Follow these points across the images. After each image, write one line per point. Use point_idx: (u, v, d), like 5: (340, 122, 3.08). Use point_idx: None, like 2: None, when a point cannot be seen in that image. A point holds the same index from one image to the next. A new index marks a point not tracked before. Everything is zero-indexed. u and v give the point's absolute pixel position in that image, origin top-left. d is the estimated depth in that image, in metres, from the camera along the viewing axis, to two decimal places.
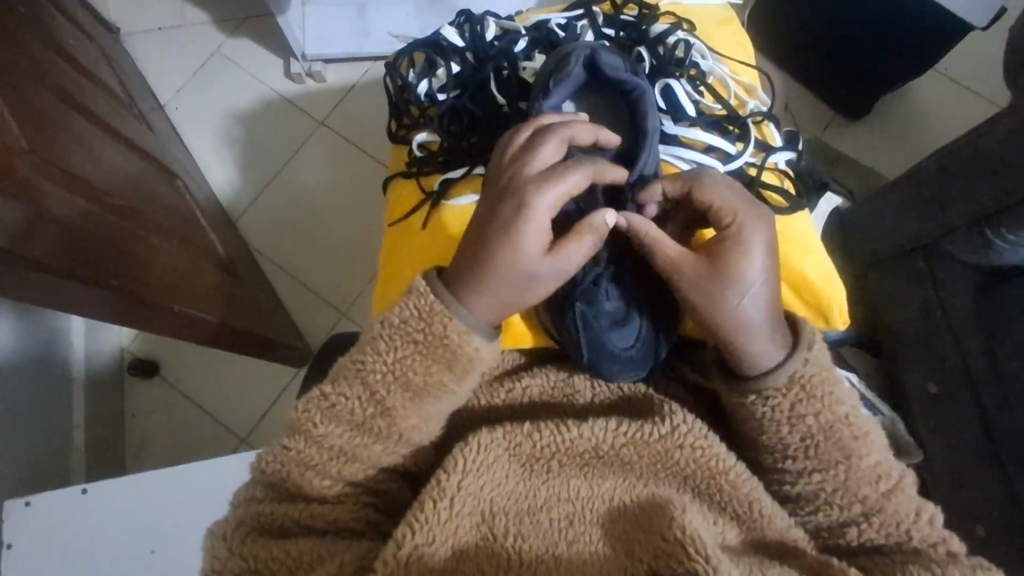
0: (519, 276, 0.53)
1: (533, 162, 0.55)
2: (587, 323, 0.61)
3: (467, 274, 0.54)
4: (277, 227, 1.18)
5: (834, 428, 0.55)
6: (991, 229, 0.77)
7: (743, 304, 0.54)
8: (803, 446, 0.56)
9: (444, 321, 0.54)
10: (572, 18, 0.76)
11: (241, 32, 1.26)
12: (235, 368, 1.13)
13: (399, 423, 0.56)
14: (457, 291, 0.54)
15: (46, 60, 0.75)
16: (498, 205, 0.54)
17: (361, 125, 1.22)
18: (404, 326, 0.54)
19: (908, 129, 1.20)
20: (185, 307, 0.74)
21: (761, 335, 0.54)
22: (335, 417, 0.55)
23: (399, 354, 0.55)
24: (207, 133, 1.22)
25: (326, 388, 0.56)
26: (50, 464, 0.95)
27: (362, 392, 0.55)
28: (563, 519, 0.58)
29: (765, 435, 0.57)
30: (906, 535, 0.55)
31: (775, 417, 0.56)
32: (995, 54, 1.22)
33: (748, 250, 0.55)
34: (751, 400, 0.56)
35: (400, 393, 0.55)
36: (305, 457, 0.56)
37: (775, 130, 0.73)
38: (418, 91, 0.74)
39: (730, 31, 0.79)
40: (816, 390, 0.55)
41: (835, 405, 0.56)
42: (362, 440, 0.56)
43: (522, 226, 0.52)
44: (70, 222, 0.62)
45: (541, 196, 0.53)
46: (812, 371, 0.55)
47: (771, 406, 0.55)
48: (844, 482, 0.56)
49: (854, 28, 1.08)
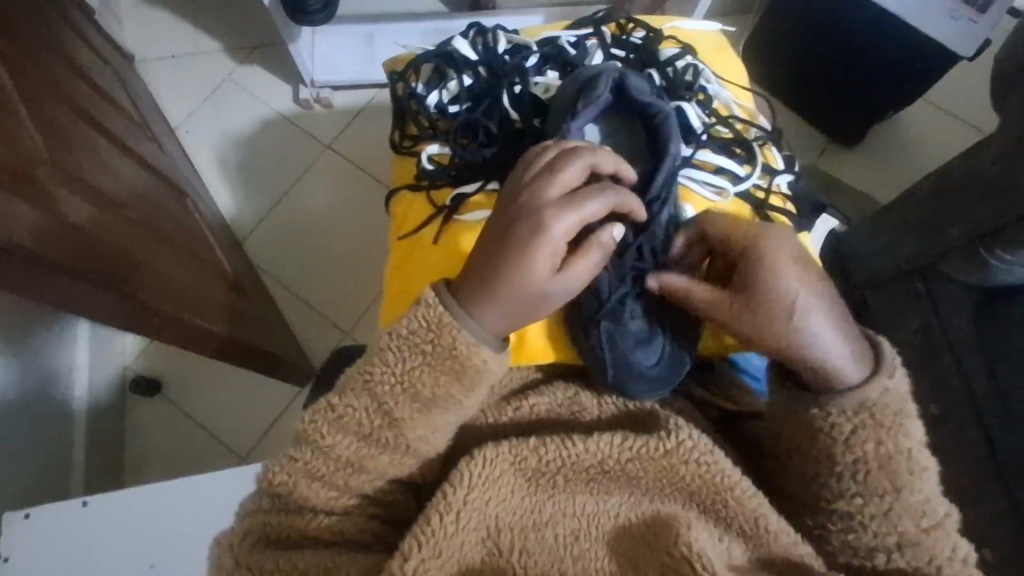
0: (534, 295, 0.54)
1: (552, 185, 0.56)
2: (614, 343, 0.61)
3: (478, 287, 0.55)
4: (282, 247, 1.20)
5: (893, 458, 0.54)
6: (986, 249, 0.80)
7: (785, 322, 0.55)
8: (835, 426, 0.55)
9: (452, 333, 0.54)
10: (581, 37, 0.78)
11: (253, 60, 1.30)
12: (235, 386, 1.13)
13: (406, 433, 0.56)
14: (466, 303, 0.55)
15: (65, 77, 0.77)
16: (512, 224, 0.55)
17: (367, 149, 1.25)
18: (412, 338, 0.55)
19: (899, 155, 1.24)
20: (193, 319, 0.74)
21: (833, 348, 0.54)
22: (343, 428, 0.56)
23: (409, 366, 0.55)
24: (217, 155, 1.24)
25: (333, 399, 0.56)
26: (49, 481, 0.93)
27: (370, 403, 0.55)
28: (568, 535, 0.57)
29: (820, 450, 0.56)
30: (896, 532, 0.54)
31: (833, 436, 0.55)
32: (979, 84, 1.27)
33: (777, 264, 0.55)
34: (813, 415, 0.56)
35: (408, 405, 0.55)
36: (311, 467, 0.56)
37: (777, 153, 0.76)
38: (428, 102, 0.75)
39: (726, 58, 0.82)
40: (886, 419, 0.54)
41: (901, 438, 0.54)
42: (369, 451, 0.56)
43: (537, 246, 0.54)
44: (87, 232, 0.63)
45: (557, 219, 0.54)
46: (886, 400, 0.54)
47: (833, 426, 0.55)
48: (837, 461, 0.55)
49: (846, 59, 1.12)
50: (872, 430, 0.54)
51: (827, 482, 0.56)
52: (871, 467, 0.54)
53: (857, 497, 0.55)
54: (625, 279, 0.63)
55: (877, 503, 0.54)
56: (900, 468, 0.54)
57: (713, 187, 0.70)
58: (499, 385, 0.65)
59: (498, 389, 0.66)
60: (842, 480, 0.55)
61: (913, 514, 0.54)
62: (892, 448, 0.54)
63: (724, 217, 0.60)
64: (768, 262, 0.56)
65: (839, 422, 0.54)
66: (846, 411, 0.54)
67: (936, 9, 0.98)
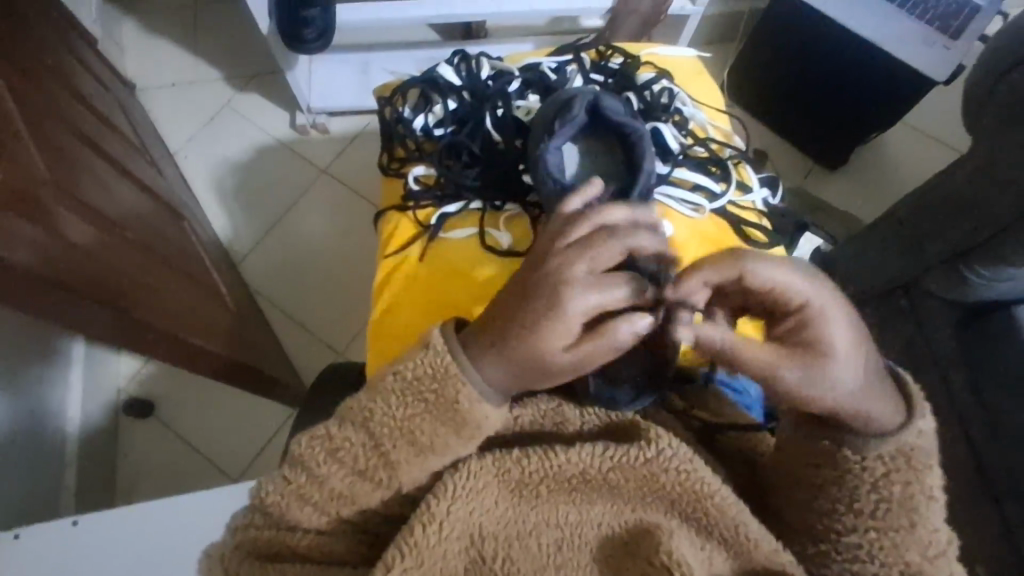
0: (542, 367, 0.50)
1: (580, 258, 0.49)
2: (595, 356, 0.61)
3: (493, 349, 0.51)
4: (276, 269, 1.22)
5: (915, 499, 0.52)
6: (964, 266, 0.83)
7: (840, 382, 0.49)
8: (868, 467, 0.52)
9: (456, 386, 0.52)
10: (561, 63, 0.81)
11: (251, 88, 1.34)
12: (228, 407, 1.13)
13: (400, 475, 0.55)
14: (475, 359, 0.52)
15: (68, 103, 0.80)
16: (529, 295, 0.50)
17: (361, 173, 1.28)
18: (417, 384, 0.53)
19: (880, 176, 1.27)
20: (188, 337, 0.75)
21: (875, 401, 0.51)
22: (337, 460, 0.55)
23: (407, 412, 0.54)
24: (214, 180, 1.27)
25: (333, 428, 0.55)
26: (41, 504, 0.93)
27: (365, 439, 0.55)
28: (552, 544, 0.57)
29: (840, 489, 0.54)
30: (901, 562, 0.53)
31: (863, 475, 0.53)
32: (954, 107, 1.32)
33: (831, 320, 0.49)
34: (848, 455, 0.53)
35: (404, 448, 0.54)
36: (303, 491, 0.56)
37: (751, 172, 0.78)
38: (414, 126, 0.78)
39: (704, 81, 0.84)
40: (919, 463, 0.52)
41: (927, 480, 0.53)
42: (362, 485, 0.55)
43: (553, 323, 0.48)
44: (86, 251, 0.64)
45: (578, 296, 0.48)
46: (920, 443, 0.52)
47: (866, 468, 0.52)
48: (859, 498, 0.53)
49: (825, 85, 1.16)
50: (901, 472, 0.52)
51: (840, 516, 0.54)
52: (893, 505, 0.52)
53: (869, 530, 0.53)
54: None
55: (889, 537, 0.53)
56: (919, 505, 0.52)
57: (689, 204, 0.72)
58: None
59: None
60: (856, 515, 0.53)
61: (921, 544, 0.53)
62: (915, 488, 0.52)
63: (756, 260, 0.49)
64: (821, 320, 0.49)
65: (873, 465, 0.52)
66: (883, 456, 0.52)
67: (911, 34, 1.03)
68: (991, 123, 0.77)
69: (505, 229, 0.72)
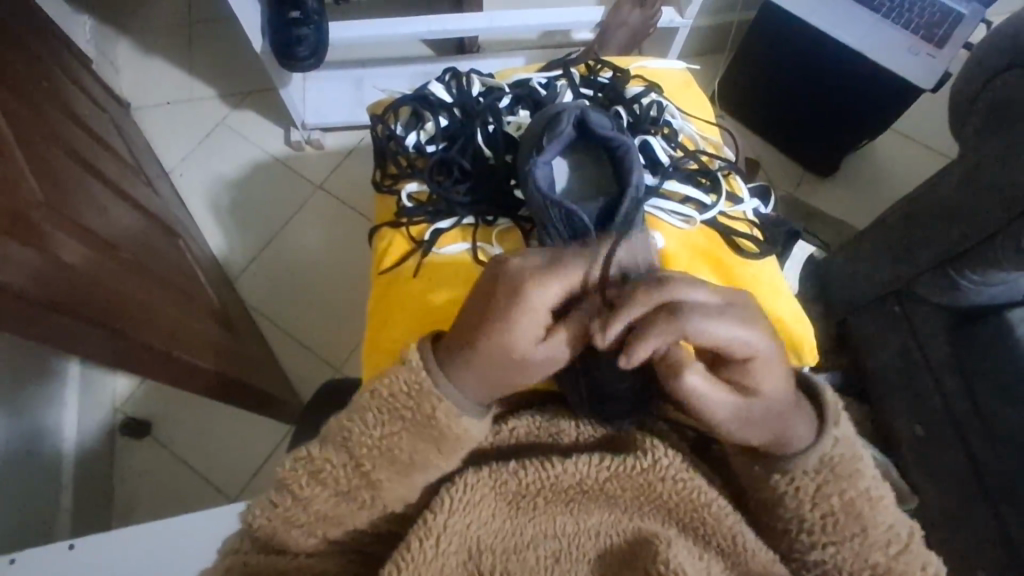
0: (505, 360, 0.51)
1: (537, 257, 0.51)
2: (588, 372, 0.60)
3: (457, 354, 0.52)
4: (270, 286, 1.22)
5: (857, 504, 0.52)
6: (954, 270, 0.83)
7: (770, 421, 0.51)
8: (799, 486, 0.53)
9: (432, 402, 0.53)
10: (551, 78, 0.82)
11: (245, 105, 1.35)
12: (223, 425, 1.13)
13: (384, 495, 0.55)
14: (448, 371, 0.53)
15: (62, 124, 0.80)
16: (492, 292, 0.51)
17: (356, 187, 1.28)
18: (393, 401, 0.53)
19: (871, 183, 1.28)
20: (182, 355, 0.75)
21: (797, 429, 0.52)
22: (320, 482, 0.54)
23: (386, 431, 0.53)
24: (209, 198, 1.27)
25: (313, 450, 0.55)
26: (36, 525, 0.92)
27: (347, 460, 0.54)
28: (549, 556, 0.57)
29: (785, 510, 0.54)
30: (869, 567, 0.53)
31: (798, 496, 0.53)
32: (942, 114, 1.33)
33: (770, 369, 0.49)
34: (776, 480, 0.54)
35: (385, 466, 0.54)
36: (292, 515, 0.55)
37: (741, 183, 0.79)
38: (406, 143, 0.79)
39: (690, 93, 0.85)
40: (842, 471, 0.53)
41: (860, 480, 0.53)
42: (347, 507, 0.55)
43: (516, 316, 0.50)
44: (80, 271, 0.65)
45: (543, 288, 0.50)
46: (841, 452, 0.53)
47: (796, 487, 0.53)
48: (805, 515, 0.54)
49: (813, 95, 1.18)
50: (834, 484, 0.52)
51: (799, 534, 0.54)
52: (838, 518, 0.53)
53: (829, 544, 0.53)
54: None
55: (847, 546, 0.53)
56: (868, 509, 0.52)
57: (680, 216, 0.73)
58: None
59: None
60: (813, 533, 0.54)
61: (880, 547, 0.52)
62: (852, 494, 0.53)
63: (698, 317, 0.45)
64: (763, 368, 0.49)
65: (804, 484, 0.53)
66: (828, 469, 0.53)
67: (898, 43, 1.05)
68: (976, 131, 0.78)
69: (497, 242, 0.72)
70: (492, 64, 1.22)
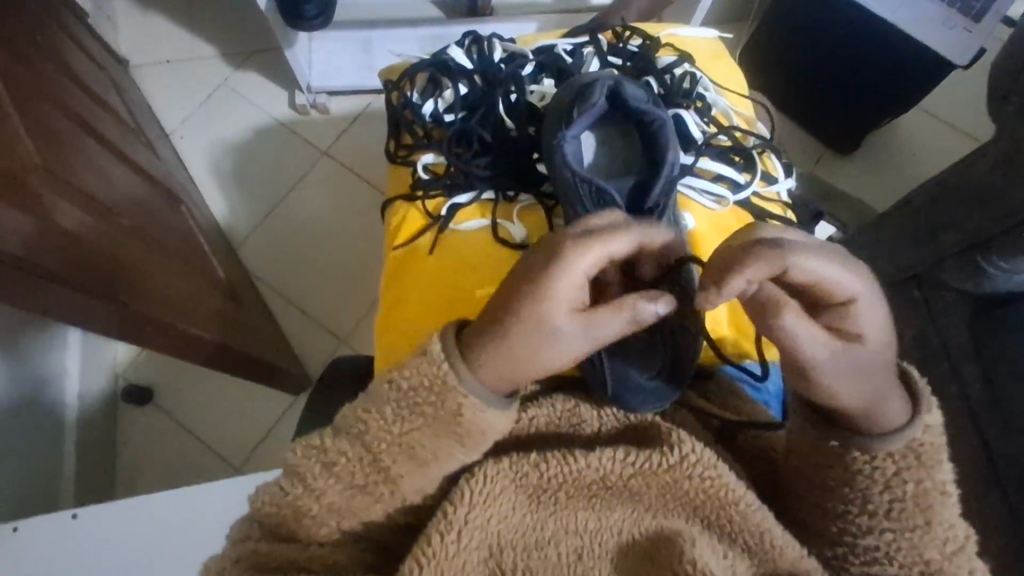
0: (544, 340, 0.49)
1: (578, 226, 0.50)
2: (613, 356, 0.62)
3: (488, 336, 0.50)
4: (276, 254, 1.19)
5: (926, 495, 0.51)
6: (982, 258, 0.81)
7: (870, 381, 0.49)
8: (878, 469, 0.51)
9: (456, 399, 0.50)
10: (577, 45, 0.78)
11: (248, 66, 1.30)
12: (227, 396, 1.11)
13: (392, 481, 0.53)
14: (472, 358, 0.51)
15: (57, 82, 0.76)
16: (530, 261, 0.50)
17: (364, 155, 1.24)
18: (411, 395, 0.51)
19: (894, 163, 1.25)
20: (185, 326, 0.73)
21: (895, 401, 0.50)
22: (337, 475, 0.52)
23: (405, 427, 0.51)
24: (212, 162, 1.23)
25: (328, 440, 0.53)
26: (39, 492, 0.91)
27: (362, 452, 0.52)
28: (571, 553, 0.56)
29: (847, 489, 0.53)
30: (921, 561, 0.52)
31: (874, 480, 0.52)
32: (970, 92, 1.29)
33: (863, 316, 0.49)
34: (855, 458, 0.52)
35: (393, 451, 0.52)
36: (303, 507, 0.53)
37: (777, 162, 0.75)
38: (423, 111, 0.75)
39: (723, 65, 0.81)
40: (927, 459, 0.51)
41: (938, 474, 0.51)
42: (362, 500, 0.53)
43: (552, 285, 0.48)
44: (78, 238, 0.62)
45: (580, 259, 0.48)
46: (927, 439, 0.51)
47: (873, 469, 0.52)
48: (870, 500, 0.52)
49: (840, 65, 1.12)
50: (913, 471, 0.51)
51: (852, 520, 0.54)
52: (906, 505, 0.51)
53: (887, 532, 0.52)
54: None
55: (908, 537, 0.52)
56: (934, 502, 0.51)
57: (711, 196, 0.70)
58: None
59: None
60: (870, 518, 0.53)
61: (937, 542, 0.51)
62: (920, 488, 0.51)
63: (800, 253, 0.46)
64: (857, 316, 0.49)
65: (883, 465, 0.51)
66: (893, 454, 0.51)
67: (931, 17, 0.99)
68: (1014, 111, 0.75)
69: (517, 221, 0.69)
70: (508, 29, 1.17)
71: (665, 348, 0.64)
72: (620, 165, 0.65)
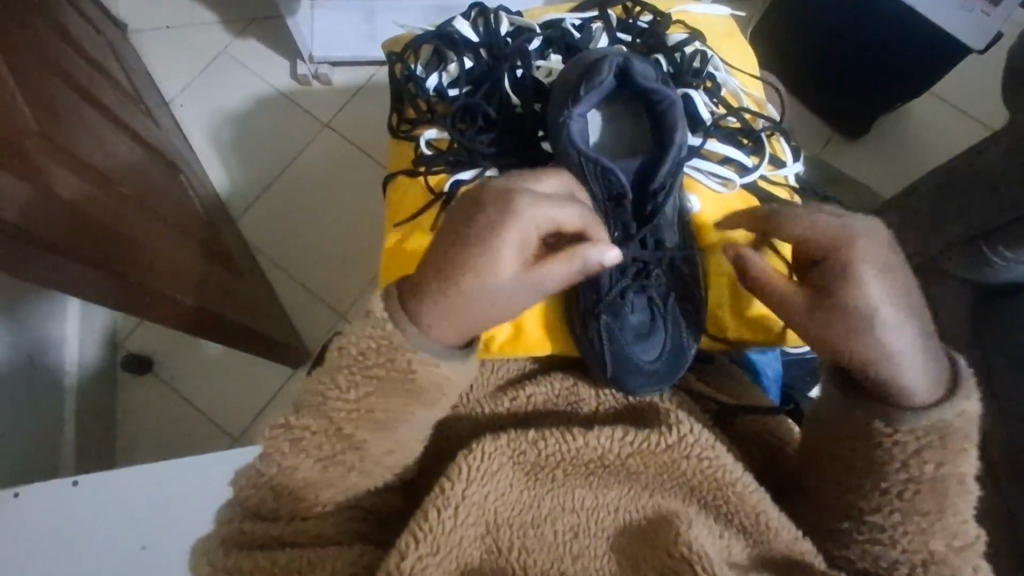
0: (491, 290, 0.49)
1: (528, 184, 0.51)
2: (612, 337, 0.62)
3: (432, 287, 0.50)
4: (277, 227, 1.18)
5: (944, 481, 0.51)
6: (987, 247, 0.79)
7: (884, 340, 0.50)
8: (898, 442, 0.52)
9: (407, 357, 0.50)
10: (586, 19, 0.76)
11: (249, 34, 1.27)
12: (225, 367, 1.12)
13: (369, 451, 0.53)
14: (417, 310, 0.50)
15: (54, 45, 0.75)
16: (475, 212, 0.49)
17: (367, 128, 1.23)
18: (363, 361, 0.51)
19: (902, 148, 1.23)
20: (185, 298, 0.73)
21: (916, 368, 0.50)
22: (301, 450, 0.52)
23: (361, 392, 0.51)
24: (212, 132, 1.22)
25: (290, 418, 0.53)
26: (39, 458, 0.92)
27: (325, 424, 0.52)
28: (568, 531, 0.56)
29: (864, 462, 0.53)
30: (925, 549, 0.51)
31: (898, 455, 0.52)
32: (984, 78, 1.27)
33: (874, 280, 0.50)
34: (879, 428, 0.52)
35: (363, 425, 0.52)
36: (278, 483, 0.53)
37: (785, 145, 0.74)
38: (427, 85, 0.74)
39: (734, 44, 0.80)
40: (953, 444, 0.51)
41: (962, 462, 0.51)
42: (333, 471, 0.53)
43: (503, 236, 0.48)
44: (76, 206, 0.61)
45: (533, 211, 0.48)
46: (956, 423, 0.51)
47: (899, 445, 0.52)
48: (888, 477, 0.52)
49: (854, 46, 1.10)
50: (937, 451, 0.51)
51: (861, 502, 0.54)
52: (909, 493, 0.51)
53: (896, 514, 0.52)
54: (626, 273, 0.64)
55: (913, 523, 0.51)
56: (951, 490, 0.51)
57: (718, 178, 0.69)
58: (495, 375, 0.65)
59: (491, 380, 0.64)
60: (873, 502, 0.53)
61: (947, 532, 0.51)
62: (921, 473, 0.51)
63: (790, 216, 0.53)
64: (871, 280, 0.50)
65: (904, 441, 0.51)
66: (914, 431, 0.51)
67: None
68: None
69: None
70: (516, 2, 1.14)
71: (667, 323, 0.65)
72: (625, 146, 0.64)
